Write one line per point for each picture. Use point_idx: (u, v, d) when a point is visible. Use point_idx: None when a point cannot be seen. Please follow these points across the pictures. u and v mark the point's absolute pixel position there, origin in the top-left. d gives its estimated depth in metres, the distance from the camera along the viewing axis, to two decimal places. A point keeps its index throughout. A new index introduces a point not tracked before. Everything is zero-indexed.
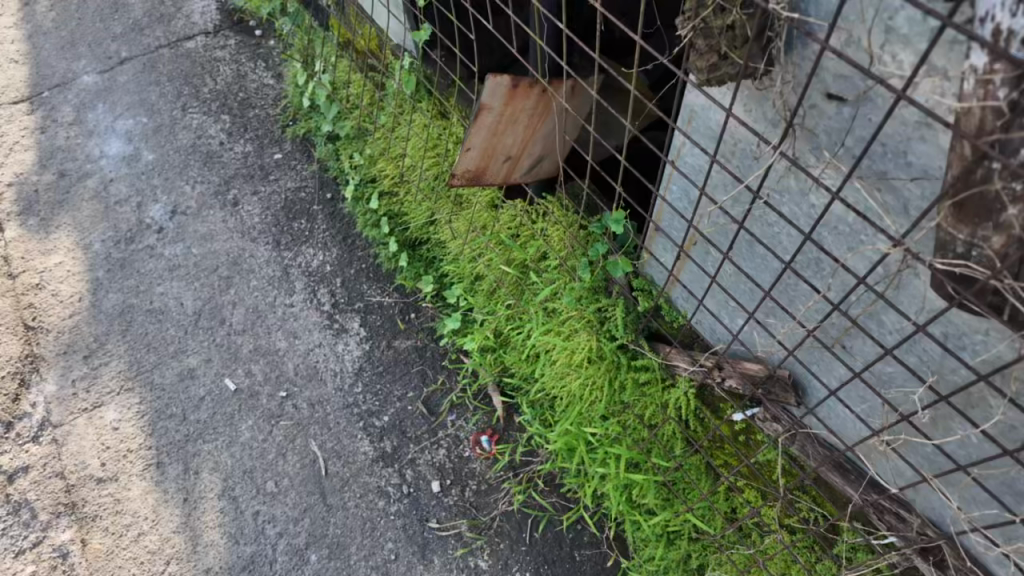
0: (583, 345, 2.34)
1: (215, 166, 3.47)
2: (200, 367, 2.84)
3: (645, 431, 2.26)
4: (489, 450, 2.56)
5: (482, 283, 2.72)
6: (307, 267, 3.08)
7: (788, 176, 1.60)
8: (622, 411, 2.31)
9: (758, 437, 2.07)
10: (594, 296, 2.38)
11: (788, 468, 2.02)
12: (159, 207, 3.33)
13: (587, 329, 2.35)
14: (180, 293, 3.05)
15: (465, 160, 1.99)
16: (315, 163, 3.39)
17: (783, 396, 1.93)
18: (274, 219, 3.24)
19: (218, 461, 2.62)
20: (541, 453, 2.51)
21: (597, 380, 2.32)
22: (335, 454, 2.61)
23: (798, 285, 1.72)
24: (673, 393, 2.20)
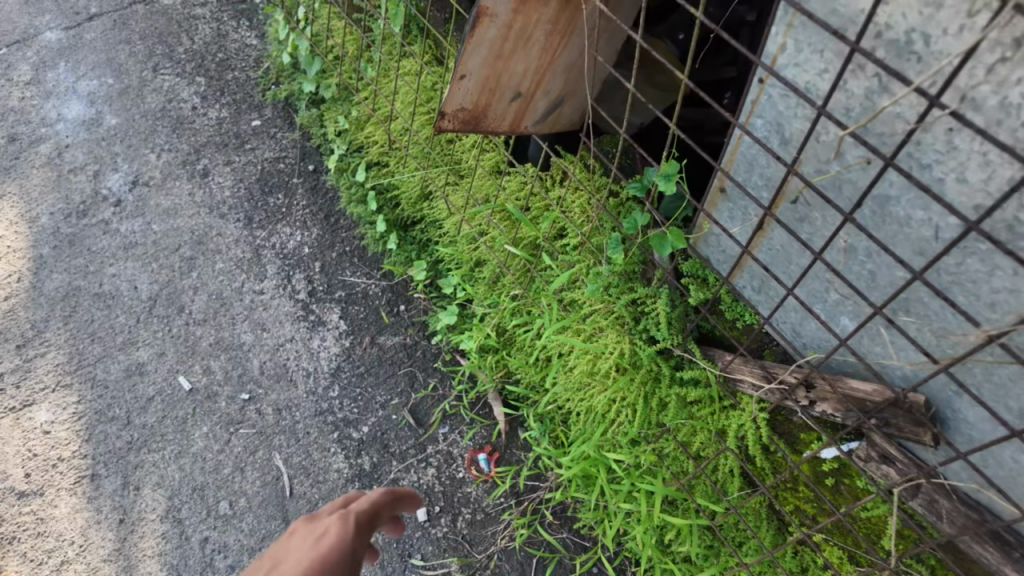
0: (611, 349, 1.93)
1: (185, 132, 3.05)
2: (151, 362, 2.42)
3: (690, 462, 1.83)
4: (487, 470, 2.13)
5: (485, 271, 2.27)
6: (281, 249, 2.65)
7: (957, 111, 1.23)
8: (662, 437, 1.87)
9: (857, 484, 1.61)
10: (627, 285, 1.94)
11: (901, 528, 1.57)
12: (118, 176, 2.91)
13: (616, 329, 1.93)
14: (134, 276, 2.63)
15: (460, 92, 1.62)
16: (297, 131, 2.96)
17: (917, 434, 1.45)
18: (248, 193, 2.83)
19: (163, 475, 2.20)
20: (550, 476, 2.08)
21: (627, 394, 1.90)
22: (303, 470, 2.20)
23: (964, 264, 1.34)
24: (736, 416, 1.74)
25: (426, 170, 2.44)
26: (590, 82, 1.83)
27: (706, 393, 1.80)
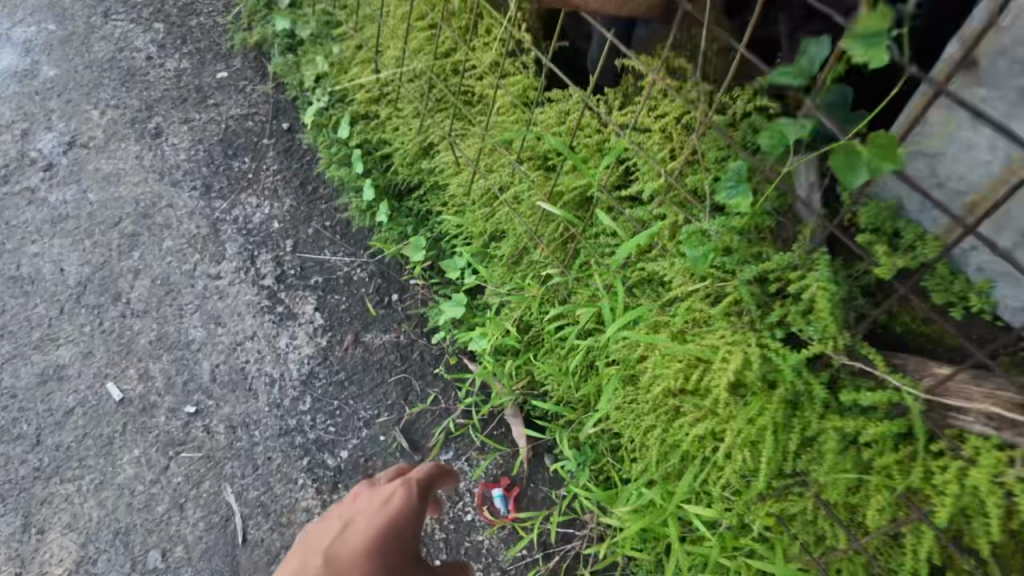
0: (716, 357, 1.35)
1: (136, 85, 2.52)
2: (73, 364, 1.90)
3: (841, 532, 1.26)
4: (504, 513, 1.59)
5: (508, 245, 1.71)
6: (244, 224, 2.13)
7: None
8: (792, 489, 1.31)
9: None
10: (752, 256, 1.35)
11: None
12: (50, 136, 2.39)
13: (722, 329, 1.36)
14: (61, 256, 2.10)
15: None
16: (270, 83, 2.42)
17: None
18: (207, 156, 2.30)
19: (76, 514, 1.69)
20: (592, 526, 1.53)
21: (739, 428, 1.32)
22: (262, 507, 1.69)
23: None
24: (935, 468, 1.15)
25: (439, 118, 1.88)
26: None
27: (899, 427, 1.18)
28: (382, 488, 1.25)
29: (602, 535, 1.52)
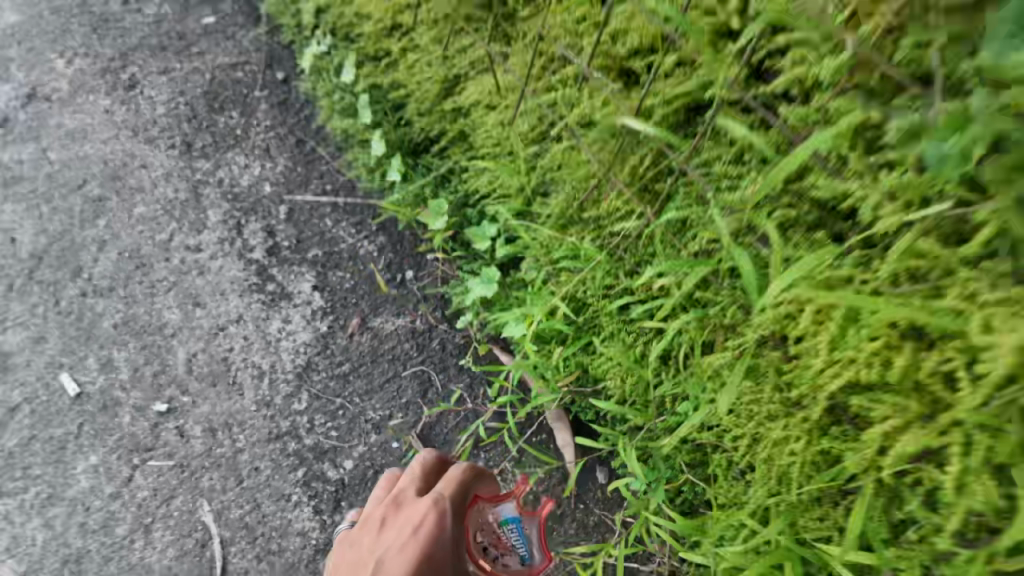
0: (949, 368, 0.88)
1: (109, 31, 2.18)
2: (22, 352, 1.57)
3: None
4: (524, 557, 1.24)
5: (535, 217, 1.32)
6: (230, 187, 1.78)
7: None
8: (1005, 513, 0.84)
9: None
10: None
11: None
12: (10, 87, 2.06)
13: None
14: (14, 224, 1.78)
15: None
16: (263, 27, 2.03)
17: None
18: (190, 110, 1.94)
19: (17, 536, 1.40)
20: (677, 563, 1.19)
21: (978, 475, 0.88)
22: (247, 529, 1.40)
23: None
24: None
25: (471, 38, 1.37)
26: None
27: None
28: (413, 509, 1.17)
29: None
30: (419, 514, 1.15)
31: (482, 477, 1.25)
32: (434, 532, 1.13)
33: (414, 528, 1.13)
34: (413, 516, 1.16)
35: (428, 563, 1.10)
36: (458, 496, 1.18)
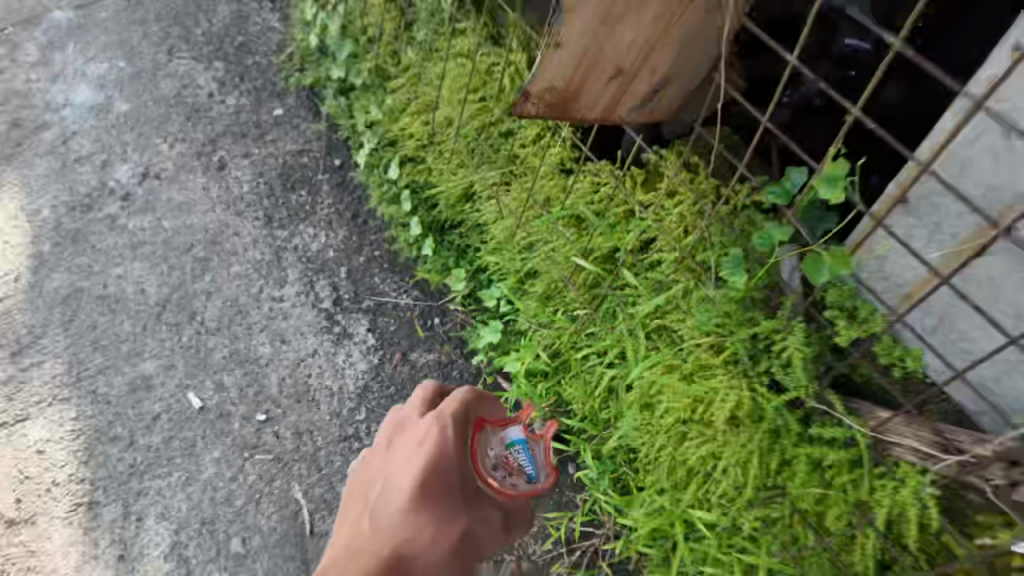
0: (721, 393, 1.60)
1: (200, 121, 2.78)
2: (158, 375, 2.18)
3: (812, 536, 1.51)
4: (530, 474, 1.61)
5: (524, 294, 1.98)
6: (304, 252, 2.37)
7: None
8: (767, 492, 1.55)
9: None
10: (744, 317, 1.64)
11: None
12: (127, 167, 2.67)
13: (726, 368, 1.63)
14: (141, 278, 2.37)
15: (545, 73, 1.55)
16: (322, 122, 2.62)
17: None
18: (268, 188, 2.52)
19: (168, 505, 1.98)
20: (604, 524, 1.74)
21: (742, 455, 1.57)
22: (325, 503, 2.00)
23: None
24: (885, 492, 1.46)
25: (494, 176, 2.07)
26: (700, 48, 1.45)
27: (849, 457, 1.50)
28: (421, 430, 1.47)
29: (619, 534, 1.72)
30: (425, 431, 1.45)
31: (478, 398, 1.60)
32: (436, 439, 1.43)
33: (420, 441, 1.44)
34: (421, 434, 1.45)
35: (432, 462, 1.38)
36: (457, 409, 1.52)
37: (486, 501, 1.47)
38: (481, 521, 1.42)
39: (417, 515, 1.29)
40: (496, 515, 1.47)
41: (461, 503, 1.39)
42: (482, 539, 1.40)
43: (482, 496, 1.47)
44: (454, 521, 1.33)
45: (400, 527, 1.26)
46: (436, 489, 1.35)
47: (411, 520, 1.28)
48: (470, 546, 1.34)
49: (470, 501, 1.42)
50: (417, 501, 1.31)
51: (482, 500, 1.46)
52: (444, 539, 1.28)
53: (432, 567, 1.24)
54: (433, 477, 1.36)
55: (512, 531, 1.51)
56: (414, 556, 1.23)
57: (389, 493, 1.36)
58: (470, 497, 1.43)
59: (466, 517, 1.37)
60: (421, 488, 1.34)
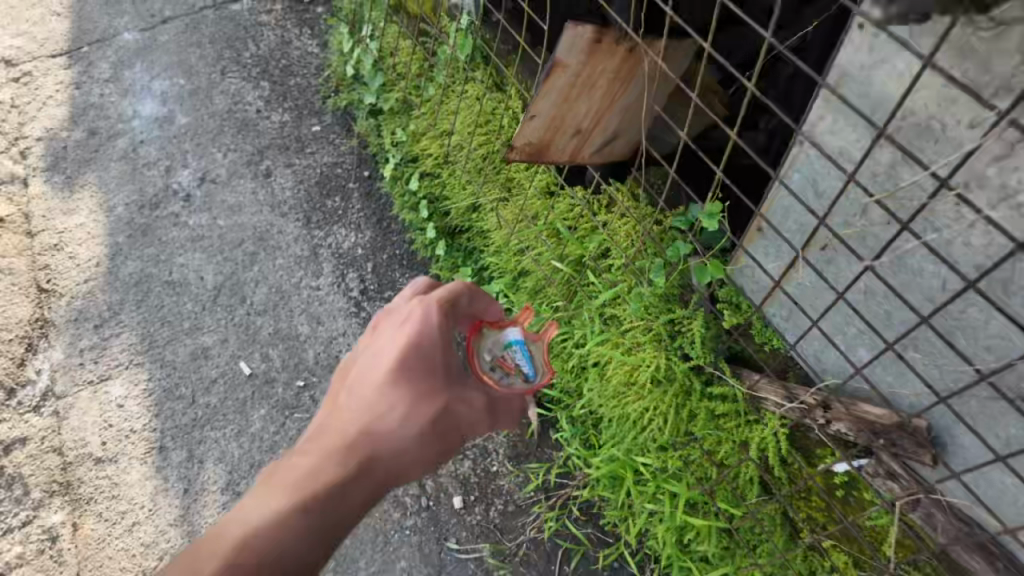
0: (647, 361, 1.84)
1: (249, 134, 3.19)
2: (215, 347, 2.62)
3: (714, 469, 1.74)
4: (529, 374, 1.59)
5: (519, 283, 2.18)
6: (337, 249, 2.81)
7: (995, 161, 1.13)
8: (687, 443, 1.79)
9: (865, 495, 1.54)
10: (666, 305, 1.86)
11: (904, 539, 1.52)
12: (187, 173, 3.09)
13: (652, 344, 1.85)
14: (201, 267, 2.81)
15: (527, 130, 1.69)
16: (354, 138, 3.08)
17: (915, 454, 1.42)
18: (307, 194, 2.96)
19: (224, 451, 2.43)
20: (575, 474, 2.10)
21: (661, 406, 1.81)
22: None
23: (970, 310, 1.28)
24: (757, 431, 1.67)
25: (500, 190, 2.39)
26: (642, 115, 1.76)
27: (733, 408, 1.72)
28: (407, 311, 1.41)
29: (589, 484, 2.07)
30: (409, 314, 1.40)
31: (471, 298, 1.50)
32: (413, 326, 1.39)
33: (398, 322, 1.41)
34: (406, 317, 1.40)
35: (410, 347, 1.38)
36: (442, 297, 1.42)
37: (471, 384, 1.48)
38: (460, 405, 1.44)
39: (388, 393, 1.36)
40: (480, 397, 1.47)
41: (438, 386, 1.40)
42: (458, 418, 1.43)
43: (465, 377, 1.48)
44: (427, 398, 1.38)
45: (372, 402, 1.36)
46: (409, 373, 1.37)
47: (386, 392, 1.36)
48: (443, 423, 1.41)
49: (451, 383, 1.42)
50: (388, 383, 1.36)
51: (463, 386, 1.46)
52: (414, 414, 1.36)
53: (401, 436, 1.36)
54: (408, 363, 1.37)
55: (501, 417, 1.51)
56: (382, 430, 1.35)
57: (369, 368, 1.40)
58: (451, 379, 1.43)
59: (442, 394, 1.40)
60: (393, 371, 1.37)
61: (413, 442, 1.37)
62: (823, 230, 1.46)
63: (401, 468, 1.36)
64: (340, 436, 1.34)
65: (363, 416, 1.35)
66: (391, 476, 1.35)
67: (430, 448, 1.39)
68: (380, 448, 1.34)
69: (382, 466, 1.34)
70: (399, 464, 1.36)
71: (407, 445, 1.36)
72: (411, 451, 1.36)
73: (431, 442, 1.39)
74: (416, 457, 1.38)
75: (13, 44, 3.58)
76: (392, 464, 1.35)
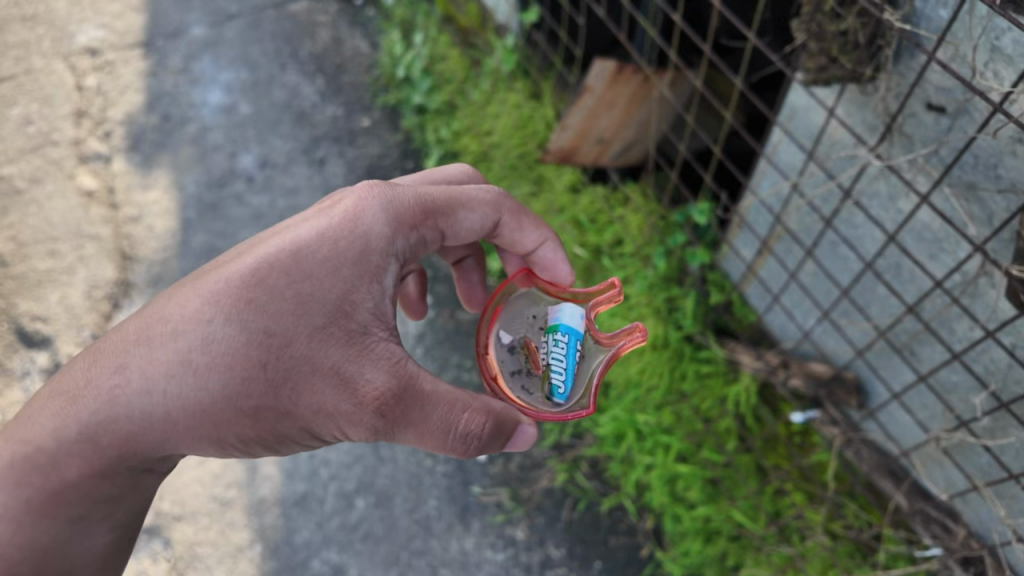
0: (650, 332, 2.15)
1: (305, 125, 3.28)
2: None
3: (699, 423, 2.07)
4: (553, 389, 1.17)
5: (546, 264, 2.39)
6: None
7: (878, 180, 1.50)
8: (677, 401, 2.12)
9: (813, 438, 2.01)
10: (666, 286, 2.22)
11: (839, 472, 1.97)
12: (250, 156, 3.21)
13: (654, 317, 2.17)
14: None
15: (560, 138, 2.22)
16: (400, 133, 3.18)
17: (845, 399, 1.88)
18: (357, 181, 3.06)
19: None
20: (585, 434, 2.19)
21: (658, 369, 2.13)
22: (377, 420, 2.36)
23: (876, 289, 1.65)
24: (734, 387, 2.06)
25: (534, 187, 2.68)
26: (650, 134, 2.24)
27: (721, 369, 2.11)
28: (347, 197, 1.19)
29: (598, 442, 2.19)
30: (344, 207, 1.17)
31: (513, 210, 1.36)
32: (319, 226, 1.13)
33: (321, 214, 1.16)
34: (342, 205, 1.17)
35: (285, 260, 1.10)
36: (410, 206, 1.21)
37: (354, 357, 1.08)
38: (308, 374, 1.07)
39: (210, 322, 1.06)
40: (367, 383, 1.07)
41: (286, 333, 1.07)
42: (293, 395, 1.06)
43: (358, 344, 1.09)
44: (261, 347, 1.06)
45: (177, 328, 1.06)
46: (245, 304, 1.06)
47: (214, 308, 1.06)
48: (262, 393, 1.06)
49: (318, 336, 1.08)
50: (212, 305, 1.07)
51: (334, 352, 1.08)
52: (213, 368, 1.04)
53: (188, 395, 1.05)
54: (268, 288, 1.08)
55: (424, 425, 1.08)
56: (156, 373, 1.05)
57: (224, 262, 1.12)
58: (323, 330, 1.08)
59: (288, 349, 1.06)
60: (236, 287, 1.07)
61: (195, 404, 1.05)
62: (779, 227, 1.85)
63: (163, 437, 1.07)
64: (115, 366, 1.07)
65: (156, 339, 1.07)
66: (154, 440, 1.07)
67: (239, 421, 1.06)
68: (139, 404, 1.06)
69: (137, 422, 1.06)
70: (166, 432, 1.06)
71: (187, 407, 1.05)
72: (190, 414, 1.05)
73: (225, 414, 1.05)
74: (192, 431, 1.06)
75: (97, 35, 3.71)
76: (152, 430, 1.06)
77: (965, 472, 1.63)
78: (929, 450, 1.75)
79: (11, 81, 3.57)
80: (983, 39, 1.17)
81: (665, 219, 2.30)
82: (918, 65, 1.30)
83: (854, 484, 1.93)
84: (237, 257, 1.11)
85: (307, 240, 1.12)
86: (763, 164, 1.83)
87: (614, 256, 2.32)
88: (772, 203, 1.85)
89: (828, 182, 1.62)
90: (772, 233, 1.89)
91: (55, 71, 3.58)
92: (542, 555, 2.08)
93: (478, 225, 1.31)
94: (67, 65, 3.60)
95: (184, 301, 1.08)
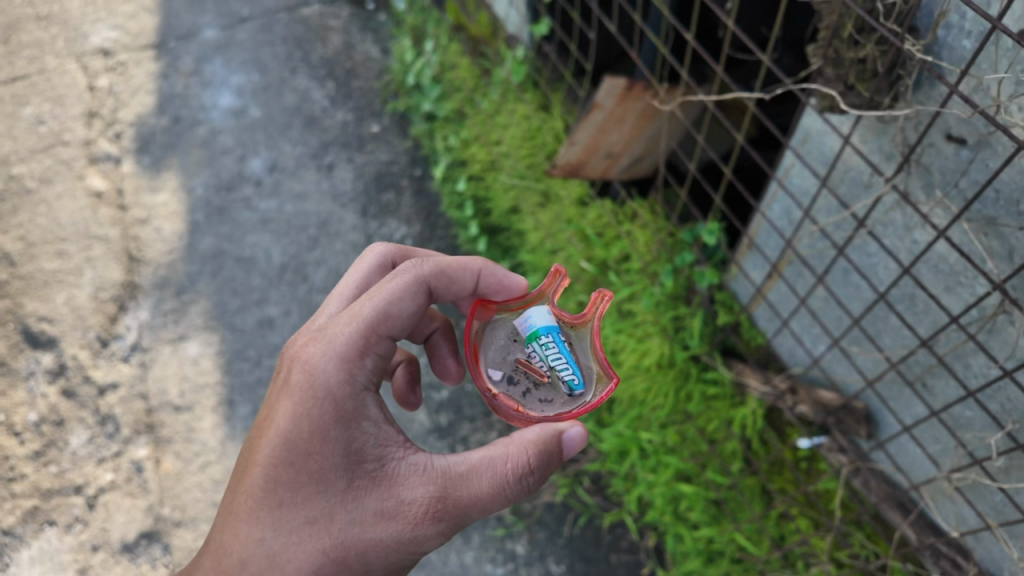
0: (655, 350, 2.13)
1: (315, 130, 3.27)
2: (279, 317, 2.74)
3: (704, 444, 2.05)
4: (570, 384, 1.16)
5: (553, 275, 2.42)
6: (389, 238, 2.86)
7: (893, 210, 1.48)
8: (682, 420, 2.10)
9: (820, 465, 1.97)
10: (673, 304, 2.20)
11: (846, 500, 1.94)
12: (259, 160, 3.21)
13: (660, 335, 2.16)
14: (269, 246, 2.94)
15: (568, 153, 2.17)
16: (409, 140, 3.17)
17: (854, 428, 1.84)
18: (365, 187, 3.04)
19: None
20: (588, 449, 2.17)
21: (665, 388, 2.10)
22: None
23: (888, 319, 1.63)
24: (741, 410, 2.03)
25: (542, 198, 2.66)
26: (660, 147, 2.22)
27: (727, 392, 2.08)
28: (292, 366, 1.13)
29: (601, 458, 2.17)
30: (294, 378, 1.11)
31: (436, 270, 1.25)
32: (289, 407, 1.09)
33: (282, 394, 1.11)
34: (291, 376, 1.12)
35: (283, 450, 1.07)
36: (352, 337, 1.13)
37: (392, 493, 1.08)
38: (362, 535, 1.06)
39: (262, 536, 1.06)
40: (414, 509, 1.07)
41: (324, 512, 1.06)
42: (361, 558, 1.06)
43: (388, 479, 1.08)
44: (314, 533, 1.06)
45: (235, 559, 1.07)
46: (280, 511, 1.06)
47: (259, 524, 1.07)
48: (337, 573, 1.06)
49: (350, 496, 1.07)
50: (252, 526, 1.07)
51: (371, 497, 1.07)
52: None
53: None
54: (289, 479, 1.07)
55: (480, 502, 1.08)
56: None
57: (240, 481, 1.11)
58: (353, 488, 1.07)
59: (334, 518, 1.06)
60: (263, 497, 1.07)
61: None
62: (789, 250, 1.82)
63: None
64: None
65: None
66: None
67: None
68: None
69: None
70: None
71: None
72: None
73: None
74: None
75: (110, 36, 3.72)
76: None
77: (977, 510, 1.60)
78: (939, 484, 1.72)
79: (24, 80, 3.59)
80: (1008, 73, 1.14)
81: (674, 238, 2.28)
82: (939, 96, 1.27)
83: (861, 513, 1.87)
84: (246, 473, 1.10)
85: (287, 424, 1.08)
86: (774, 186, 1.81)
87: (621, 269, 2.32)
88: (782, 226, 1.83)
89: (843, 209, 1.59)
90: (782, 256, 1.86)
91: (68, 71, 3.59)
92: (543, 570, 2.05)
93: (417, 310, 1.21)
94: (79, 65, 3.62)
95: (230, 534, 1.09)
